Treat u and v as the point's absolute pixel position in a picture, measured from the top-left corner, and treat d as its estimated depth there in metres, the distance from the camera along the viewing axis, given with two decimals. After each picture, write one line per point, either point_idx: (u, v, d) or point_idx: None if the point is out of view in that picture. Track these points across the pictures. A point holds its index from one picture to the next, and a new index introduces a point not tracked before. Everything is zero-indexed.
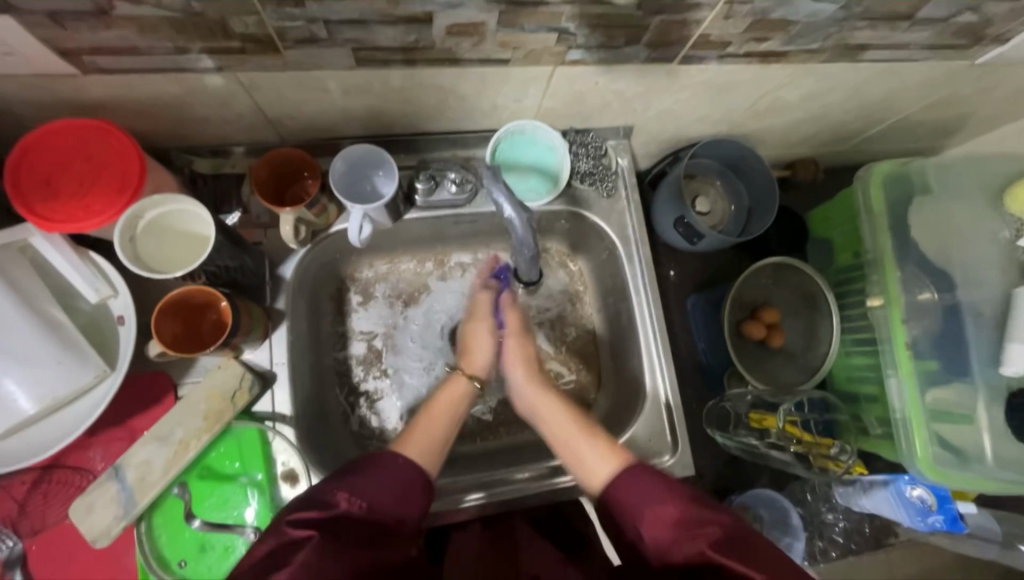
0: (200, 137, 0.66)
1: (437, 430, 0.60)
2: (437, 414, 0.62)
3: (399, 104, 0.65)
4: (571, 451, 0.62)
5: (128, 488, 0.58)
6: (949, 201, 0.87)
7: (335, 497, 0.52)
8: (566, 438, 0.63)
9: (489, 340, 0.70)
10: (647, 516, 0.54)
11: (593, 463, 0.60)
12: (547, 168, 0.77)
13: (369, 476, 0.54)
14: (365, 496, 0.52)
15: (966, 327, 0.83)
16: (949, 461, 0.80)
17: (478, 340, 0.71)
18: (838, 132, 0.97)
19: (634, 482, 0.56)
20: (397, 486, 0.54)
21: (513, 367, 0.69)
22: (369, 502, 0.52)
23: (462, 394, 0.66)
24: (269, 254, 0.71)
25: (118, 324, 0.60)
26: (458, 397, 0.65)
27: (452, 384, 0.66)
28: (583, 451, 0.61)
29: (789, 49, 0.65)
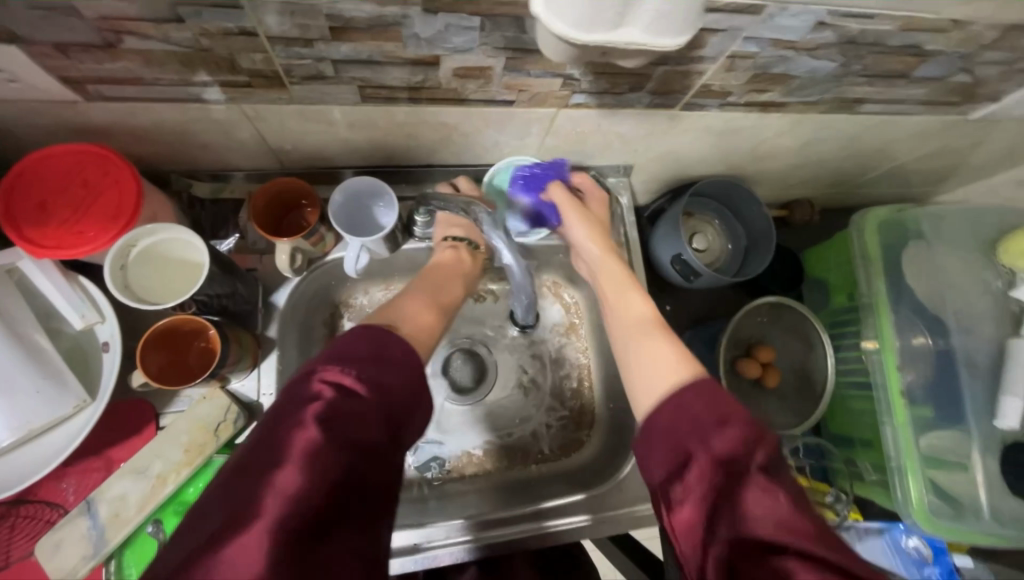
0: (202, 162, 0.66)
1: (439, 310, 0.63)
2: (424, 304, 0.61)
3: (402, 138, 0.66)
4: (638, 366, 0.56)
5: (100, 525, 0.55)
6: (943, 249, 0.88)
7: (336, 373, 0.48)
8: (639, 352, 0.57)
9: (472, 265, 0.71)
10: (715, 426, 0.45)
11: (656, 374, 0.54)
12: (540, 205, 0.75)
13: (364, 353, 0.50)
14: (372, 380, 0.49)
15: (961, 374, 0.83)
16: (945, 513, 0.80)
17: (450, 260, 0.69)
18: (834, 176, 0.99)
19: (705, 393, 0.48)
20: (398, 362, 0.51)
21: (581, 237, 0.69)
22: (372, 379, 0.49)
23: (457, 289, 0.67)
24: (265, 282, 0.70)
25: (103, 350, 0.58)
26: (455, 287, 0.67)
27: (450, 272, 0.68)
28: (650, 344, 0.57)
29: (788, 100, 0.66)
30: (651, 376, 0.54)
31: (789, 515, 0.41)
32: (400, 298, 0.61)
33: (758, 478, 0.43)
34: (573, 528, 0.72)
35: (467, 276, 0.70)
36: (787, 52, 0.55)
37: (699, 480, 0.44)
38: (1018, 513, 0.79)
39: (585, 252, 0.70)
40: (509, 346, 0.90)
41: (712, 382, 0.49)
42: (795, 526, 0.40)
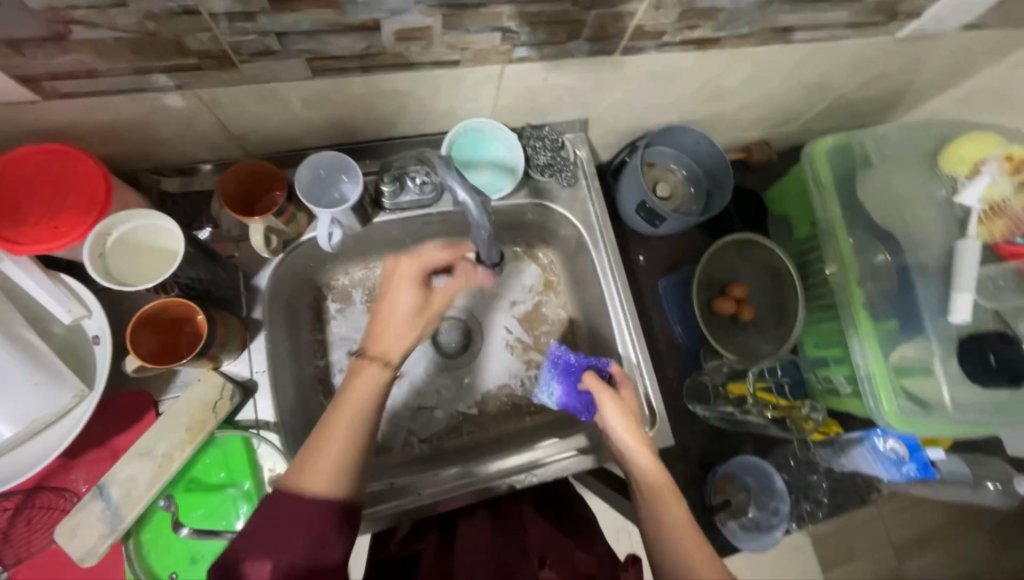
0: (167, 156, 0.68)
1: (347, 428, 0.57)
2: (336, 437, 0.56)
3: (359, 112, 0.68)
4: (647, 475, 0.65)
5: (114, 505, 0.58)
6: (889, 169, 0.93)
7: (276, 508, 0.53)
8: (674, 531, 0.59)
9: (405, 339, 0.63)
10: None
11: (668, 504, 0.62)
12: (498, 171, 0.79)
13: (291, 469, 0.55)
14: (307, 497, 0.53)
15: (915, 281, 0.87)
16: (916, 412, 0.84)
17: (393, 336, 0.63)
18: (785, 113, 1.03)
19: None
20: (330, 467, 0.55)
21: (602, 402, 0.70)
22: (302, 498, 0.53)
23: (388, 361, 0.62)
24: (244, 266, 0.72)
25: (93, 342, 0.60)
26: (371, 386, 0.60)
27: (363, 372, 0.60)
28: (690, 552, 0.57)
29: (721, 35, 0.70)
30: (662, 509, 0.62)
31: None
32: (345, 388, 0.60)
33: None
34: (567, 466, 0.76)
35: (389, 365, 0.62)
36: None
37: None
38: (986, 405, 0.82)
39: (604, 418, 0.70)
40: (493, 310, 0.93)
41: None
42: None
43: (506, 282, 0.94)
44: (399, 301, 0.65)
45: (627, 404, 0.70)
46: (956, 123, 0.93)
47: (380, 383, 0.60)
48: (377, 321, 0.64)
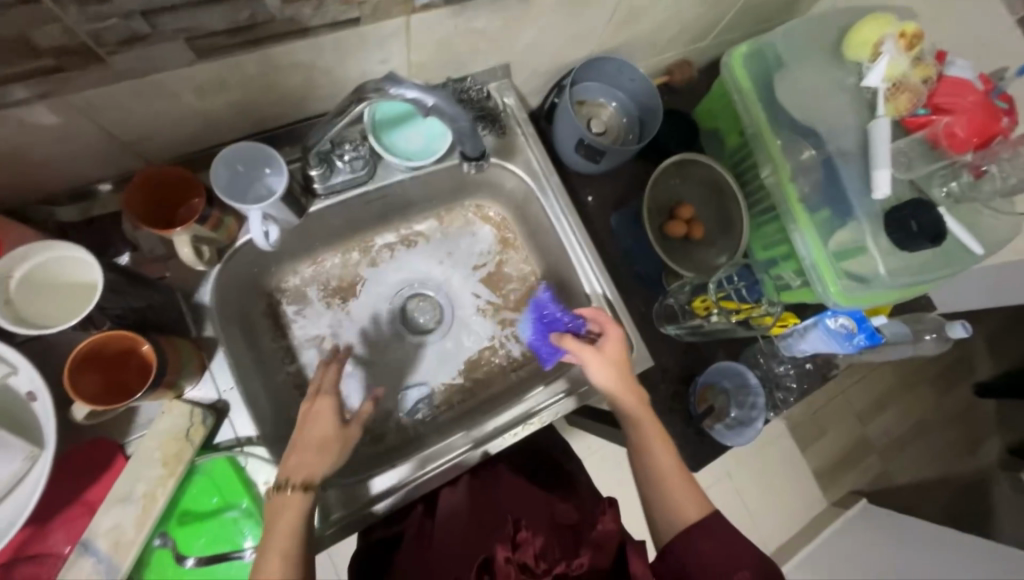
0: (55, 182, 0.61)
1: (284, 551, 0.54)
2: (281, 536, 0.55)
3: (263, 93, 0.63)
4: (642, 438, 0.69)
5: (105, 557, 0.55)
6: (803, 66, 0.96)
7: None
8: (671, 481, 0.66)
9: (325, 459, 0.60)
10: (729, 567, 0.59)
11: (660, 459, 0.67)
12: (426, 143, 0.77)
13: None
14: None
15: (839, 168, 0.92)
16: (856, 288, 0.92)
17: (313, 456, 0.60)
18: (698, 27, 1.04)
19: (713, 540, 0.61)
20: None
21: (589, 360, 0.72)
22: None
23: (300, 513, 0.57)
24: (180, 286, 0.67)
25: (30, 400, 0.55)
26: (297, 518, 0.56)
27: (291, 502, 0.57)
28: (678, 499, 0.65)
29: None
30: (652, 463, 0.68)
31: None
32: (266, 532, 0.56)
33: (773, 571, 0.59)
34: (557, 411, 0.78)
35: (309, 490, 0.58)
36: None
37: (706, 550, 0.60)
38: (914, 267, 0.91)
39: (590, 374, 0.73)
40: (456, 278, 0.92)
41: (727, 525, 0.62)
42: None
43: (463, 248, 0.93)
44: (317, 427, 0.61)
45: (611, 358, 0.73)
46: (852, 10, 0.97)
47: (304, 510, 0.57)
48: (296, 446, 0.60)
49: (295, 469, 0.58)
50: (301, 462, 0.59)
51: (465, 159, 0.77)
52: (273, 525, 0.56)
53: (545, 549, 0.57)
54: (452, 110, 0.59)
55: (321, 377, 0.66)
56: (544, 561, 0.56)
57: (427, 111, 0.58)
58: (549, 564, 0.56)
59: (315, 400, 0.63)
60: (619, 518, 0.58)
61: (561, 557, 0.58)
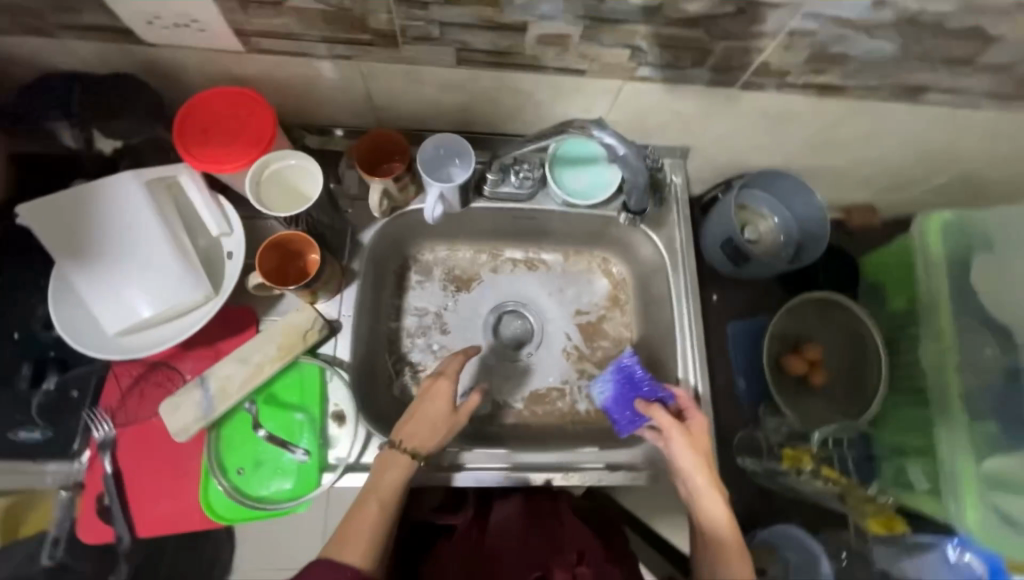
0: (316, 116, 0.79)
1: (379, 510, 0.61)
2: (380, 496, 0.62)
3: (484, 103, 0.75)
4: (715, 538, 0.66)
5: (210, 396, 0.66)
6: (1012, 259, 0.87)
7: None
8: None
9: (435, 437, 0.66)
10: None
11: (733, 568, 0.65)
12: (589, 186, 0.84)
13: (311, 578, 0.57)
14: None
15: (1022, 389, 0.82)
16: (1002, 528, 0.77)
17: (426, 431, 0.66)
18: (899, 179, 0.99)
19: None
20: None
21: (675, 446, 0.70)
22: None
23: (402, 477, 0.64)
24: (353, 222, 0.80)
25: (227, 256, 0.70)
26: (398, 479, 0.63)
27: (398, 462, 0.64)
28: None
29: (847, 84, 0.70)
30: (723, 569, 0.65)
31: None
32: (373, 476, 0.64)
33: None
34: (602, 476, 0.76)
35: (412, 462, 0.64)
36: (845, 30, 0.60)
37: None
38: None
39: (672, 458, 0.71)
40: (558, 314, 0.96)
41: None
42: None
43: (576, 290, 0.97)
44: (434, 407, 0.67)
45: (697, 441, 0.71)
46: None
47: (406, 476, 0.64)
48: (414, 417, 0.67)
49: (412, 431, 0.66)
50: (416, 429, 0.66)
51: (626, 210, 0.83)
52: (378, 476, 0.63)
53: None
54: (634, 164, 0.66)
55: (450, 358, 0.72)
56: None
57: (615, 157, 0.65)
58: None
59: (434, 383, 0.68)
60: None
61: None
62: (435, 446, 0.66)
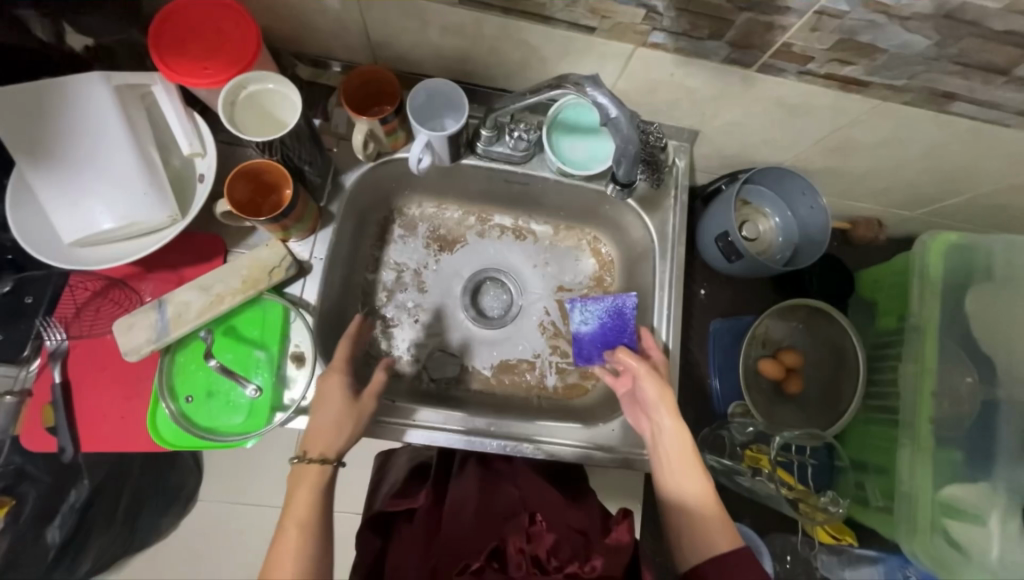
0: (309, 45, 0.74)
1: (298, 532, 0.56)
2: (296, 518, 0.57)
3: (486, 53, 0.71)
4: (669, 461, 0.68)
5: (165, 320, 0.64)
6: (1012, 291, 0.83)
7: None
8: (698, 504, 0.64)
9: (339, 433, 0.62)
10: None
11: (688, 481, 0.66)
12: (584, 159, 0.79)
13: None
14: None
15: (999, 420, 0.79)
16: (949, 555, 0.76)
17: (328, 431, 0.62)
18: (911, 194, 0.95)
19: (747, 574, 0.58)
20: None
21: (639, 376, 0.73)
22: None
23: (319, 485, 0.60)
24: (336, 163, 0.78)
25: (198, 180, 0.67)
26: (311, 489, 0.59)
27: (307, 475, 0.60)
28: (710, 527, 0.63)
29: (871, 80, 0.66)
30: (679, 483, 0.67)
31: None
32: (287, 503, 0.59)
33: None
34: (558, 451, 0.75)
35: (325, 466, 0.60)
36: (878, 18, 0.56)
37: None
38: None
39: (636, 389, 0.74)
40: (540, 288, 0.93)
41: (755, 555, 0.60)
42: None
43: (561, 266, 0.94)
44: (336, 392, 0.65)
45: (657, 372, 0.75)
46: None
47: (321, 485, 0.60)
48: (313, 424, 0.63)
49: (319, 429, 0.62)
50: (319, 432, 0.62)
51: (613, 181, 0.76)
52: (292, 493, 0.59)
53: (558, 546, 0.58)
54: (628, 130, 0.61)
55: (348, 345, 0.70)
56: (556, 556, 0.56)
57: (605, 121, 0.61)
58: (560, 562, 0.56)
59: (325, 378, 0.65)
60: (631, 531, 0.61)
61: (573, 558, 0.57)
62: (343, 441, 0.62)
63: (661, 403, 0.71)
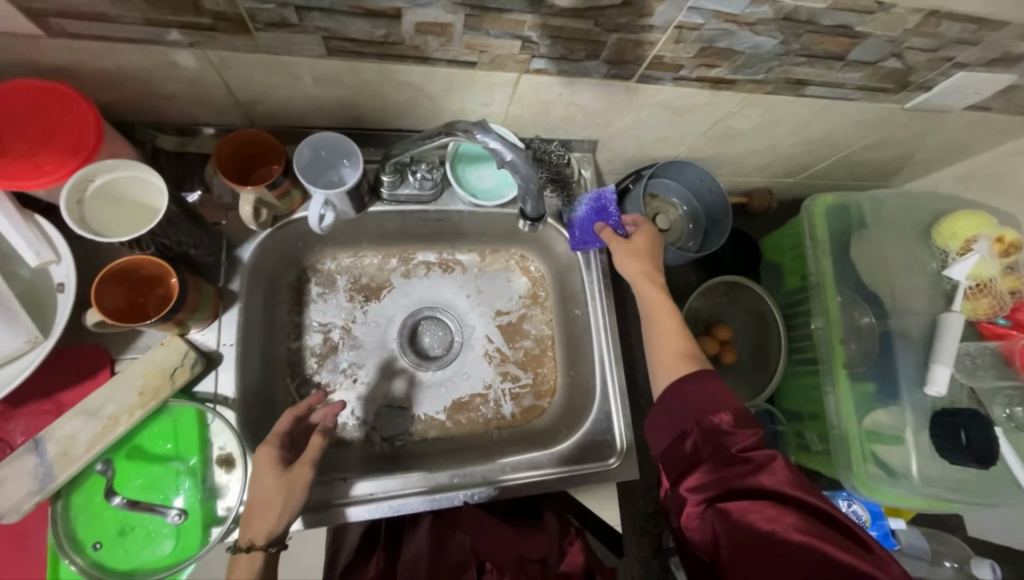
0: (168, 114, 0.67)
1: None
2: None
3: (370, 97, 0.68)
4: (658, 337, 0.70)
5: (47, 462, 0.55)
6: (887, 236, 0.93)
7: None
8: (671, 358, 0.67)
9: (273, 516, 0.56)
10: (710, 406, 0.60)
11: (670, 332, 0.69)
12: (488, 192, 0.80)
13: None
14: None
15: (895, 348, 0.87)
16: (880, 479, 0.84)
17: (261, 515, 0.56)
18: (790, 164, 1.04)
19: (698, 387, 0.62)
20: None
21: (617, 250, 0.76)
22: None
23: (253, 576, 0.55)
24: (229, 235, 0.71)
25: (57, 290, 0.58)
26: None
27: (241, 566, 0.55)
28: (678, 352, 0.67)
29: (736, 77, 0.71)
30: (665, 343, 0.69)
31: (792, 512, 0.52)
32: None
33: (791, 489, 0.53)
34: (527, 483, 0.74)
35: (257, 551, 0.55)
36: (730, 26, 0.60)
37: (696, 393, 0.62)
38: (950, 482, 0.82)
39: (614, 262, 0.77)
40: (477, 317, 0.92)
41: (717, 384, 0.62)
42: (792, 495, 0.53)
43: (494, 291, 0.93)
44: (265, 465, 0.58)
45: (636, 255, 0.76)
46: (952, 198, 0.94)
47: (256, 573, 0.55)
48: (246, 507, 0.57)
49: (252, 520, 0.56)
50: (250, 518, 0.56)
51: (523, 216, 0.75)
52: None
53: None
54: (526, 169, 0.61)
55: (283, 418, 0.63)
56: None
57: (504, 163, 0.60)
58: None
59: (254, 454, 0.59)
60: (583, 551, 0.71)
61: None
62: (279, 517, 0.56)
63: (639, 281, 0.74)
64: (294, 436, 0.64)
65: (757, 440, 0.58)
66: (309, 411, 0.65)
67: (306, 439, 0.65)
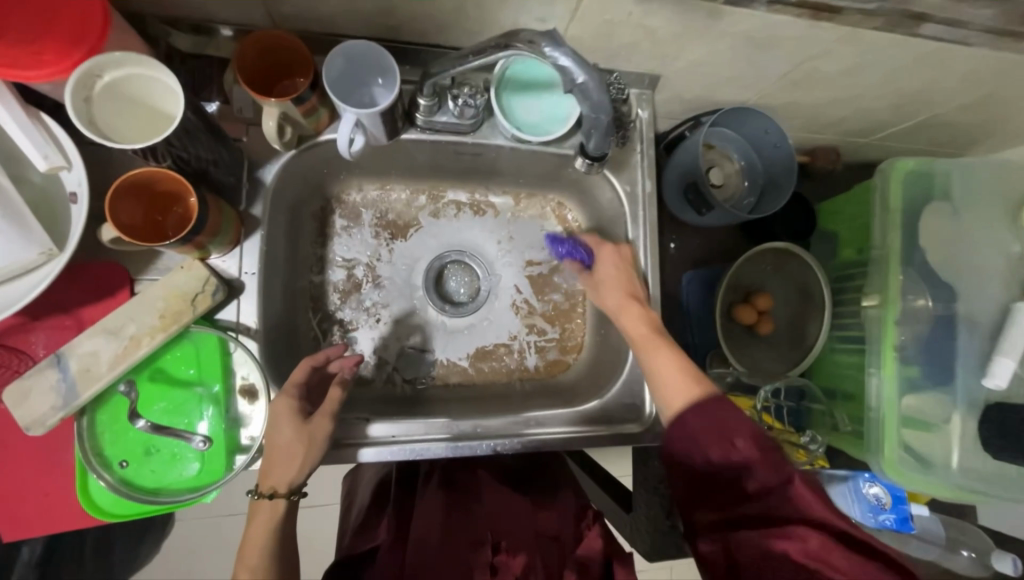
0: (182, 7, 0.58)
1: (257, 558, 0.53)
2: (255, 546, 0.54)
3: (411, 2, 0.58)
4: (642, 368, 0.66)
5: (70, 378, 0.53)
6: (968, 212, 0.84)
7: None
8: (662, 372, 0.63)
9: (293, 466, 0.55)
10: (730, 438, 0.54)
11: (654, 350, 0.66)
12: (540, 125, 0.71)
13: None
14: None
15: (957, 336, 0.81)
16: (912, 466, 0.80)
17: (280, 462, 0.55)
18: (869, 122, 0.93)
19: (707, 411, 0.56)
20: None
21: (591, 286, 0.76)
22: None
23: (272, 520, 0.55)
24: (250, 154, 0.65)
25: (71, 200, 0.54)
26: (268, 523, 0.55)
27: (262, 509, 0.55)
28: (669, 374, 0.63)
29: (844, 5, 0.59)
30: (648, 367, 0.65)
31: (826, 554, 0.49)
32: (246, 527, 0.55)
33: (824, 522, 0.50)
34: (551, 440, 0.71)
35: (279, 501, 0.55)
36: None
37: (710, 440, 0.55)
38: (986, 474, 0.79)
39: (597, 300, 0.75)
40: (507, 265, 0.86)
41: (721, 401, 0.56)
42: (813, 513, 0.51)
43: (527, 239, 0.87)
44: (282, 415, 0.57)
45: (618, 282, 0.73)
46: None
47: (279, 518, 0.55)
48: (265, 455, 0.56)
49: (271, 470, 0.55)
50: (269, 467, 0.55)
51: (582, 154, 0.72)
52: (252, 526, 0.55)
53: (532, 565, 0.62)
54: (595, 94, 0.53)
55: (301, 368, 0.60)
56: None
57: (573, 86, 0.53)
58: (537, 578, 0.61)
59: (273, 405, 0.58)
60: (601, 534, 0.68)
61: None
62: (303, 465, 0.55)
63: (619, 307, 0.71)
64: (311, 386, 0.62)
65: (777, 468, 0.53)
66: (326, 361, 0.63)
67: (320, 388, 0.63)
